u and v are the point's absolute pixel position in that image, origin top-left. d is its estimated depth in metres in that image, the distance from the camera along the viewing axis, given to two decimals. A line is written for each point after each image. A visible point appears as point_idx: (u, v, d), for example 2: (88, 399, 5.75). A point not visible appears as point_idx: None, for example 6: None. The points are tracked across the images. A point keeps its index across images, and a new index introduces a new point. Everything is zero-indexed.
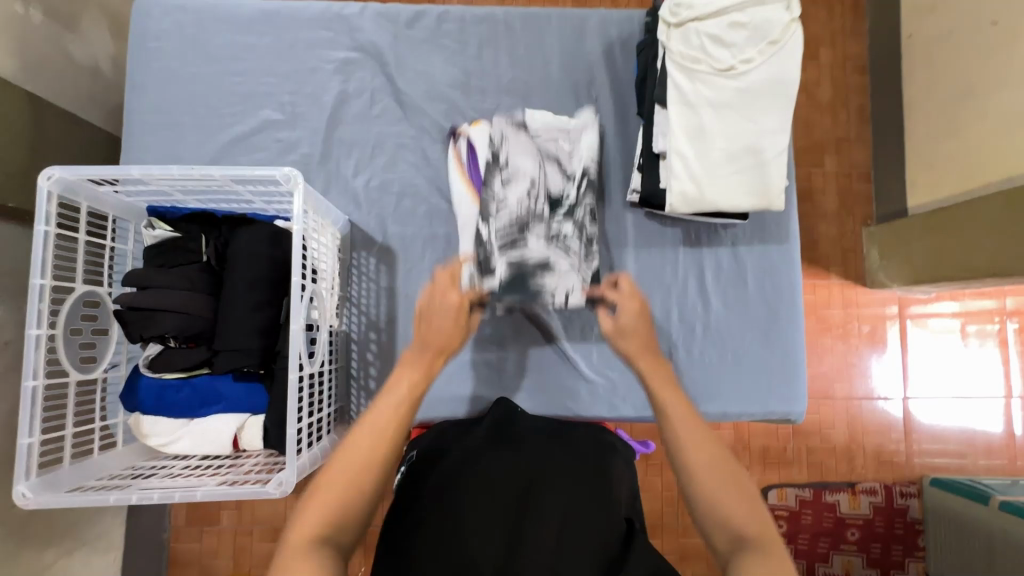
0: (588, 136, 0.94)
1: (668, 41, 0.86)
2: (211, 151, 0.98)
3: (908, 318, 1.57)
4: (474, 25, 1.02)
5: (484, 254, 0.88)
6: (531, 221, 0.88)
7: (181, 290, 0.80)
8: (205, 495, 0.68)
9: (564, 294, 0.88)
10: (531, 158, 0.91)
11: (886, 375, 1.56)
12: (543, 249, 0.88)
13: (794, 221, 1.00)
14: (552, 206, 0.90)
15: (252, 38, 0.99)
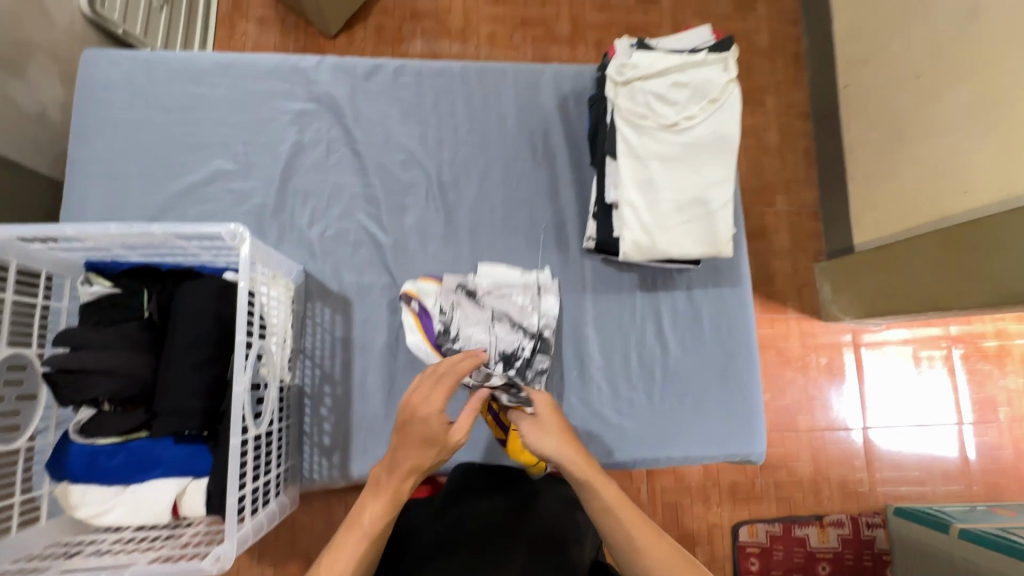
0: (548, 297, 0.98)
1: (615, 99, 0.89)
2: (159, 201, 0.95)
3: (861, 347, 1.62)
4: (431, 79, 1.04)
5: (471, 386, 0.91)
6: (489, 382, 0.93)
7: (119, 350, 0.76)
8: (134, 574, 0.64)
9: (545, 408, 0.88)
10: (483, 326, 0.95)
11: (845, 406, 1.59)
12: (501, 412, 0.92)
13: (744, 265, 1.04)
14: (506, 366, 0.95)
15: (205, 89, 0.99)
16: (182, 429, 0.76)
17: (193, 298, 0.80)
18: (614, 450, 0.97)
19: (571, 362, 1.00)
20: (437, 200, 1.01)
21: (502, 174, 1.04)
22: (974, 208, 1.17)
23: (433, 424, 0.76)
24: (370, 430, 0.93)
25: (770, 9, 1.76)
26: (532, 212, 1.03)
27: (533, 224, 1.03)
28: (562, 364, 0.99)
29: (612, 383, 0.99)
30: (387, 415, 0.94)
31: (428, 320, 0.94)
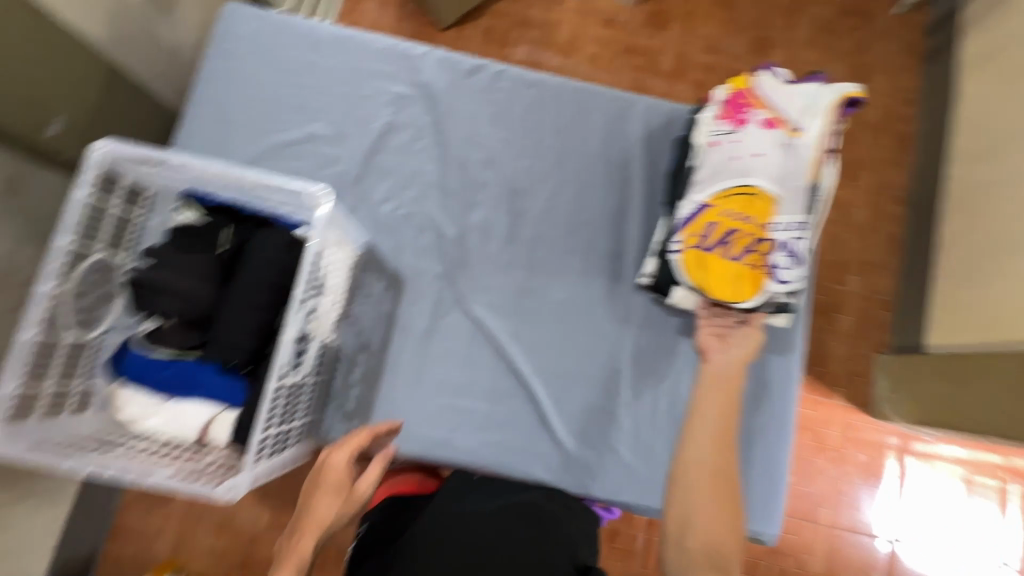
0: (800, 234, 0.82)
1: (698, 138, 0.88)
2: (255, 151, 1.03)
3: (907, 455, 1.51)
4: (527, 88, 1.07)
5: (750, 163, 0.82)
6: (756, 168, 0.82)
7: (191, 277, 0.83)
8: (158, 483, 0.71)
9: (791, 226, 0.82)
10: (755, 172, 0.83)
11: (874, 510, 1.49)
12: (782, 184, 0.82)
13: (800, 335, 1.00)
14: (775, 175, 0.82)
15: (319, 57, 1.06)
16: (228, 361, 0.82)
17: (265, 244, 0.86)
18: (620, 490, 0.96)
19: (597, 392, 0.99)
20: (506, 204, 1.04)
21: (574, 193, 1.05)
22: None
23: (338, 473, 0.79)
24: (391, 407, 0.96)
25: (888, 83, 1.67)
26: (595, 236, 1.04)
27: (592, 248, 1.03)
28: (589, 391, 0.99)
29: (633, 423, 0.98)
30: (411, 396, 0.97)
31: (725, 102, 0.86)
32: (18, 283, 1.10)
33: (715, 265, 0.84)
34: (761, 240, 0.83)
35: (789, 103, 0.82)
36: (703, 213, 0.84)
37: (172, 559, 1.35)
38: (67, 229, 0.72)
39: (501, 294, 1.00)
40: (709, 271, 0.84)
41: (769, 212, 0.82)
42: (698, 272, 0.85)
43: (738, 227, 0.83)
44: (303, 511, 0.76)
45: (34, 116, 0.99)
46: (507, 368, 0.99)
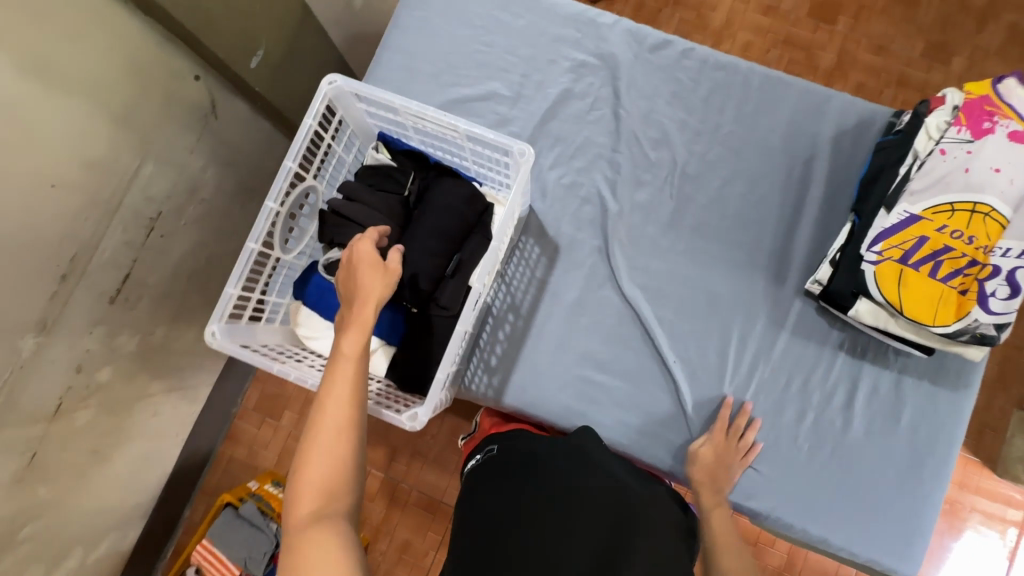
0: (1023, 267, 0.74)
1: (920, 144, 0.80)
2: (436, 102, 1.06)
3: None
4: (714, 70, 1.03)
5: (981, 181, 0.75)
6: (988, 185, 0.74)
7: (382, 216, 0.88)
8: None
9: (1014, 251, 0.74)
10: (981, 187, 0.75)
11: None
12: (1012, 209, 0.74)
13: (978, 374, 0.91)
14: (1006, 200, 0.74)
15: (509, 17, 1.07)
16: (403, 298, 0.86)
17: (449, 193, 0.88)
18: (752, 497, 0.93)
19: (741, 393, 0.96)
20: (673, 187, 1.01)
21: (746, 186, 1.00)
22: None
23: (365, 246, 0.76)
24: (533, 369, 0.98)
25: None
26: (761, 233, 0.99)
27: (757, 245, 0.99)
28: (730, 390, 0.96)
29: (772, 431, 0.94)
30: (552, 363, 0.98)
31: (962, 108, 0.78)
32: (197, 200, 1.15)
33: (917, 281, 0.78)
34: (977, 264, 0.75)
35: None
36: (913, 224, 0.78)
37: (275, 469, 1.48)
38: (296, 153, 0.78)
39: (655, 278, 0.99)
40: (909, 288, 0.78)
41: (995, 234, 0.75)
42: (893, 285, 0.79)
43: (955, 247, 0.76)
44: (346, 292, 0.74)
45: (247, 43, 1.05)
46: (650, 352, 0.98)
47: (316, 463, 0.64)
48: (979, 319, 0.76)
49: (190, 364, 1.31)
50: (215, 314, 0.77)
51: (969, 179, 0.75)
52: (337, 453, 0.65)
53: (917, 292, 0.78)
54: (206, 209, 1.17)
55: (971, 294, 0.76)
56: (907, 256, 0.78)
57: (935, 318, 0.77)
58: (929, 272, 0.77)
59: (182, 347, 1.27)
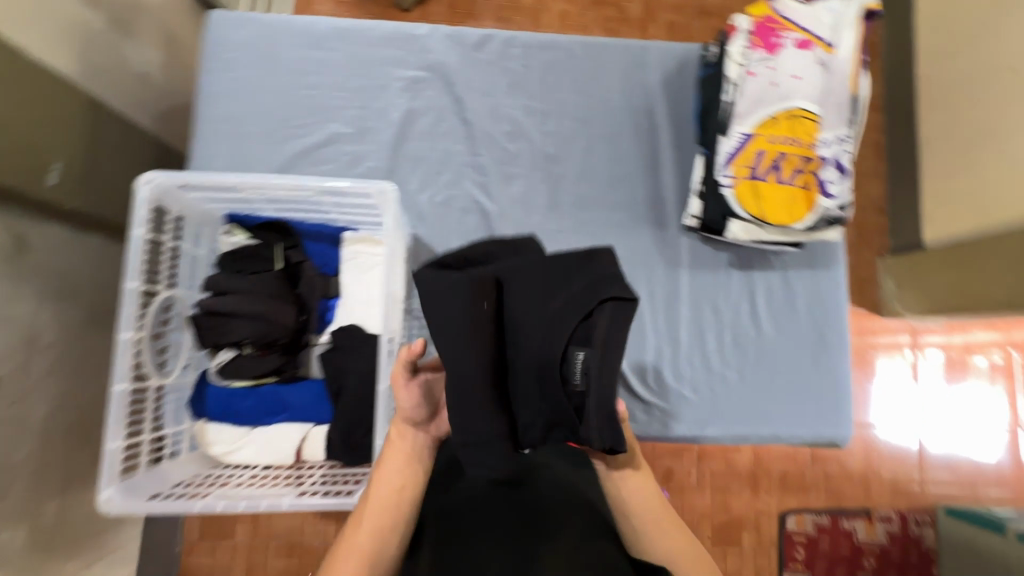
0: (843, 152, 0.85)
1: (732, 73, 0.86)
2: (279, 161, 0.98)
3: (920, 349, 1.60)
4: (539, 52, 1.06)
5: (788, 90, 0.83)
6: (795, 92, 0.83)
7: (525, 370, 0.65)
8: (290, 505, 0.70)
9: (831, 142, 0.84)
10: (790, 96, 0.84)
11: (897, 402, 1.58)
12: (818, 107, 0.84)
13: (841, 249, 1.04)
14: (813, 100, 0.84)
15: (324, 53, 1.01)
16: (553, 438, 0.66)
17: (468, 316, 0.63)
18: (705, 425, 0.99)
19: (665, 339, 1.01)
20: (541, 172, 1.03)
21: (606, 150, 1.05)
22: None
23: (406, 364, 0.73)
24: None
25: None
26: (633, 188, 1.04)
27: (633, 200, 1.04)
28: (656, 339, 1.01)
29: (703, 360, 1.01)
30: None
31: (752, 32, 0.85)
32: (42, 348, 0.98)
33: (770, 191, 0.86)
34: (809, 161, 0.85)
35: (815, 22, 0.84)
36: (750, 143, 0.85)
37: None
38: (134, 269, 0.68)
39: None
40: (765, 199, 0.86)
41: (813, 131, 0.84)
42: (752, 201, 0.87)
43: (787, 153, 0.85)
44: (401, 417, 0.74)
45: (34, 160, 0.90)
46: None
47: (351, 549, 0.66)
48: (825, 206, 0.87)
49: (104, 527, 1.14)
50: (102, 478, 0.65)
51: (779, 92, 0.84)
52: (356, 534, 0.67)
53: (771, 200, 0.86)
54: (58, 355, 1.01)
55: (813, 187, 0.86)
56: (755, 171, 0.86)
57: (793, 217, 0.86)
58: (775, 181, 0.86)
59: (86, 513, 1.10)
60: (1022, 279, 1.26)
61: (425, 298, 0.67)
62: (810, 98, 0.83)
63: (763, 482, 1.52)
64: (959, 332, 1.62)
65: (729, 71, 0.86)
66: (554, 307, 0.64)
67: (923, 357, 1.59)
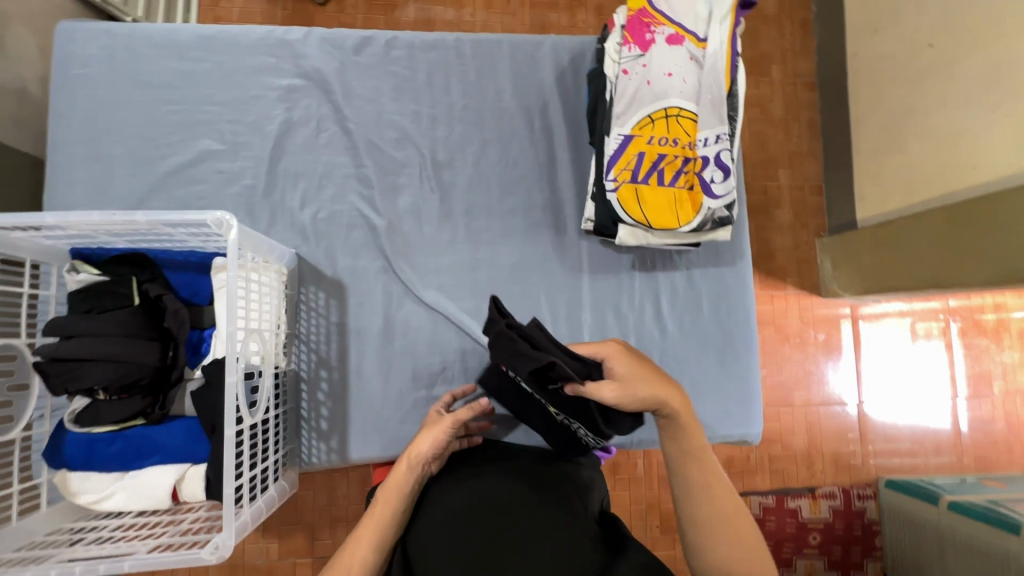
0: (724, 150, 0.82)
1: (609, 71, 0.83)
2: (146, 183, 0.92)
3: (860, 320, 1.59)
4: (424, 52, 1.00)
5: (663, 88, 0.81)
6: (670, 91, 0.81)
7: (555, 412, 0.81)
8: (134, 565, 0.64)
9: (711, 140, 0.81)
10: (665, 94, 0.81)
11: (839, 378, 1.58)
12: (695, 105, 0.81)
13: (744, 244, 1.02)
14: (689, 98, 0.81)
15: (189, 64, 0.94)
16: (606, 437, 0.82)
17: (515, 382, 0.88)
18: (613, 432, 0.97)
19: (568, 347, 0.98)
20: (432, 180, 0.98)
21: (499, 153, 1.01)
22: (984, 181, 1.13)
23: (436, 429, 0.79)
24: (370, 416, 0.93)
25: None
26: (530, 192, 1.01)
27: (530, 204, 1.00)
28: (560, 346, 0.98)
29: None
30: (385, 398, 0.93)
31: (626, 27, 0.82)
32: None
33: (652, 194, 0.83)
34: (689, 162, 0.82)
35: (688, 17, 0.81)
36: (629, 145, 0.82)
37: None
38: None
39: (451, 273, 0.97)
40: (648, 202, 0.83)
41: (691, 131, 0.82)
42: (636, 205, 0.83)
43: (667, 154, 0.82)
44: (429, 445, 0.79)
45: None
46: (473, 347, 0.96)
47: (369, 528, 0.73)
48: (710, 207, 0.84)
49: None
50: None
51: (654, 90, 0.81)
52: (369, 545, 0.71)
53: (654, 203, 0.83)
54: None
55: (695, 190, 0.83)
56: (635, 175, 0.83)
57: (678, 220, 0.83)
58: (656, 184, 0.83)
59: None
60: (943, 256, 1.22)
61: None
62: (685, 96, 0.81)
63: None
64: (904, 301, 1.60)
65: (607, 69, 0.83)
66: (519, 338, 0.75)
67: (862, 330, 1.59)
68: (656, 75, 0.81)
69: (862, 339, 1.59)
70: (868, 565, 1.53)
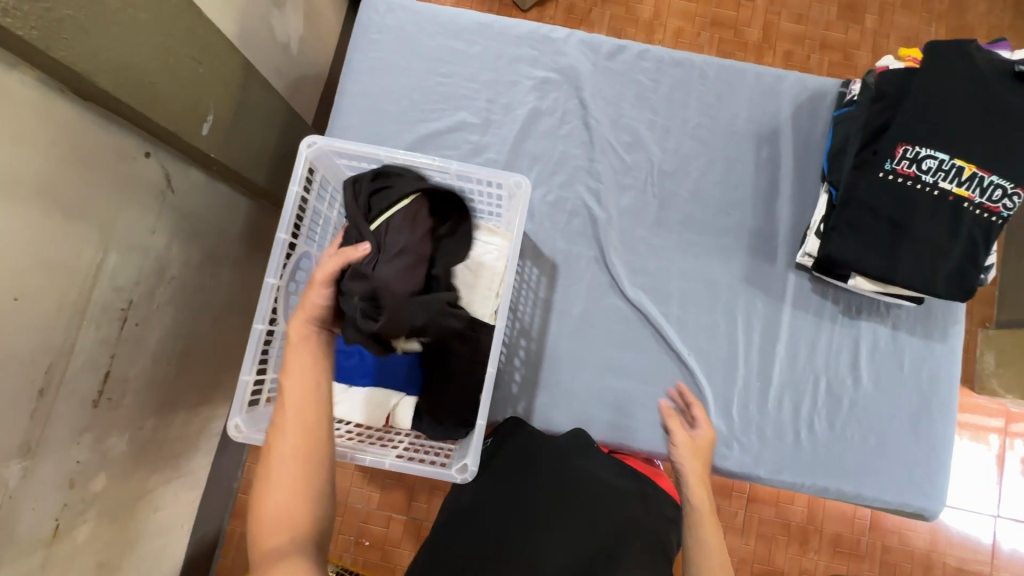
0: (991, 198, 0.80)
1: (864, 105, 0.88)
2: (408, 141, 1.04)
3: (1010, 436, 1.45)
4: (670, 68, 1.06)
5: (934, 129, 0.82)
6: (945, 131, 0.81)
7: (971, 179, 0.81)
8: (392, 464, 0.80)
9: (975, 187, 0.80)
10: (942, 133, 0.81)
11: (977, 490, 1.43)
12: (959, 154, 0.81)
13: (961, 314, 0.99)
14: (946, 154, 0.81)
15: (464, 45, 1.06)
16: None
17: (924, 203, 0.82)
18: (783, 469, 0.96)
19: (754, 374, 0.99)
20: (654, 186, 1.03)
21: (721, 173, 1.04)
22: None
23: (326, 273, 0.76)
24: (557, 391, 0.98)
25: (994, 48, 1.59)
26: (744, 216, 1.03)
27: (742, 227, 1.03)
28: (745, 370, 0.99)
29: (793, 401, 0.98)
30: (574, 377, 0.98)
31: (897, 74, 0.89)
32: (166, 279, 1.16)
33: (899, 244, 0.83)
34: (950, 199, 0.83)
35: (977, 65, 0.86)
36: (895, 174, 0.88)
37: None
38: (287, 222, 0.75)
39: (654, 277, 1.01)
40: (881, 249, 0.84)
41: (955, 181, 0.81)
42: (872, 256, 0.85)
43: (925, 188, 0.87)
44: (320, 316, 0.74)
45: (193, 111, 1.04)
46: (664, 350, 0.99)
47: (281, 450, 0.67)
48: (959, 264, 0.82)
49: (178, 448, 1.33)
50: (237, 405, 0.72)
51: (921, 130, 0.82)
52: (302, 482, 0.65)
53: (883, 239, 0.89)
54: (150, 289, 1.12)
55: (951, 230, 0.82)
56: (887, 209, 0.84)
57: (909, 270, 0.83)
58: (903, 221, 0.83)
59: (168, 435, 1.29)
60: None
61: (897, 122, 0.84)
62: (945, 147, 0.81)
63: (813, 541, 1.42)
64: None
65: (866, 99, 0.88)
66: (937, 57, 0.83)
67: (1011, 446, 1.44)
68: (931, 108, 0.82)
69: (1007, 459, 1.44)
70: None
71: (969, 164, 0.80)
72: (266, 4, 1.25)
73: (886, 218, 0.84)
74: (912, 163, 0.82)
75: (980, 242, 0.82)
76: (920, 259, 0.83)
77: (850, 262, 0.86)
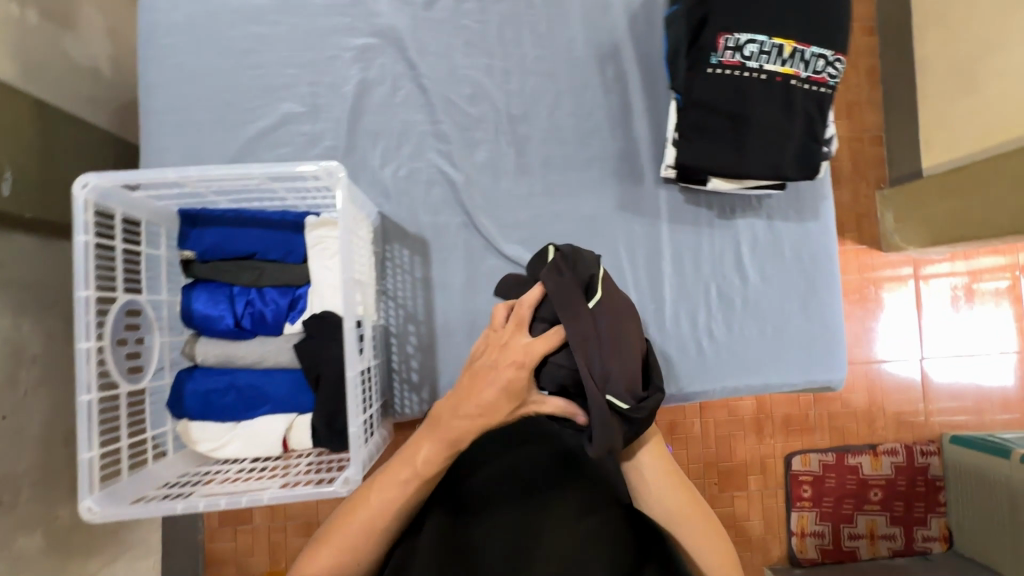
0: (816, 69, 0.80)
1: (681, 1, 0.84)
2: (233, 148, 0.94)
3: (923, 278, 1.52)
4: (494, 4, 0.99)
5: (748, 12, 0.79)
6: (758, 12, 0.79)
7: (792, 56, 0.80)
8: (272, 498, 0.70)
9: (799, 62, 0.80)
10: (757, 14, 0.79)
11: (903, 340, 1.51)
12: (776, 31, 0.79)
13: (827, 190, 1.00)
14: (765, 35, 0.79)
15: (266, 28, 0.95)
16: (842, 52, 0.80)
17: (755, 90, 0.80)
18: (693, 381, 0.97)
19: (649, 298, 0.98)
20: (508, 134, 0.98)
21: (572, 104, 1.00)
22: None
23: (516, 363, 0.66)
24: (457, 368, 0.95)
25: None
26: (604, 142, 1.00)
27: (605, 154, 0.99)
28: (639, 296, 0.98)
29: (689, 314, 0.99)
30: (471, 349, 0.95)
31: None
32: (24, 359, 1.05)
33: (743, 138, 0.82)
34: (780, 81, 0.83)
35: None
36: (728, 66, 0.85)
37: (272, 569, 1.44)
38: (84, 277, 0.66)
39: (531, 227, 0.98)
40: (727, 148, 0.83)
41: (778, 60, 0.80)
42: (722, 156, 0.83)
43: None
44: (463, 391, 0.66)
45: None
46: None
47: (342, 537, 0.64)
48: (803, 143, 0.82)
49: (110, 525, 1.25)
50: (81, 488, 0.64)
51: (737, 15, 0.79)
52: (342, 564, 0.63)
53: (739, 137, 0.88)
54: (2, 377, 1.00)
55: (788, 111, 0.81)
56: (724, 104, 0.81)
57: (757, 162, 0.82)
58: (741, 114, 0.81)
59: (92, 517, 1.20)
60: None
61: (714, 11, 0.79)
62: (763, 28, 0.79)
63: (767, 427, 1.48)
64: (961, 259, 1.54)
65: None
66: None
67: (926, 285, 1.52)
68: None
69: (924, 299, 1.52)
70: (932, 521, 1.48)
71: (788, 41, 0.78)
72: (45, 27, 1.09)
73: (726, 114, 0.82)
74: (735, 53, 0.79)
75: (816, 117, 0.82)
76: (767, 147, 0.82)
77: (702, 167, 0.83)
